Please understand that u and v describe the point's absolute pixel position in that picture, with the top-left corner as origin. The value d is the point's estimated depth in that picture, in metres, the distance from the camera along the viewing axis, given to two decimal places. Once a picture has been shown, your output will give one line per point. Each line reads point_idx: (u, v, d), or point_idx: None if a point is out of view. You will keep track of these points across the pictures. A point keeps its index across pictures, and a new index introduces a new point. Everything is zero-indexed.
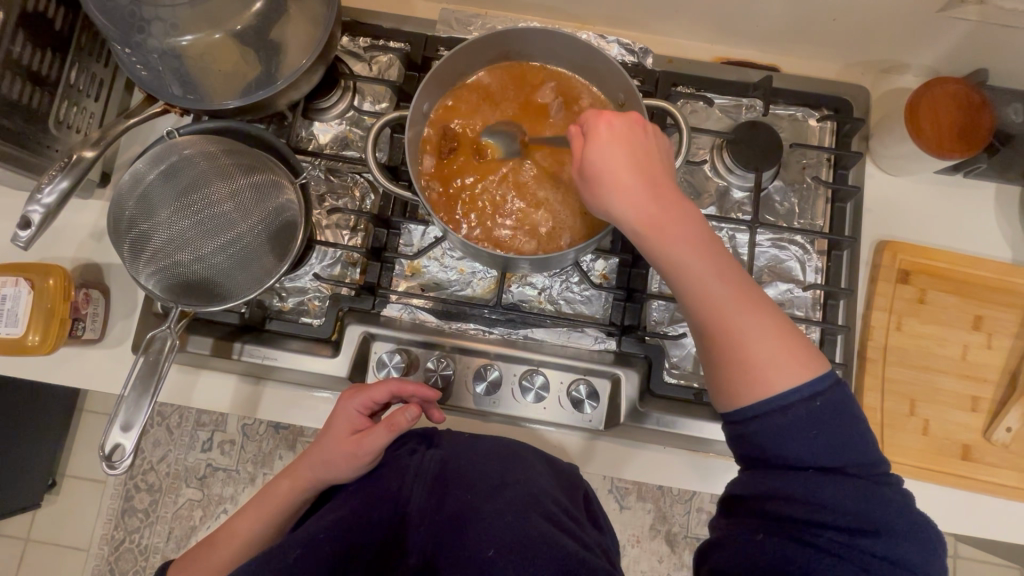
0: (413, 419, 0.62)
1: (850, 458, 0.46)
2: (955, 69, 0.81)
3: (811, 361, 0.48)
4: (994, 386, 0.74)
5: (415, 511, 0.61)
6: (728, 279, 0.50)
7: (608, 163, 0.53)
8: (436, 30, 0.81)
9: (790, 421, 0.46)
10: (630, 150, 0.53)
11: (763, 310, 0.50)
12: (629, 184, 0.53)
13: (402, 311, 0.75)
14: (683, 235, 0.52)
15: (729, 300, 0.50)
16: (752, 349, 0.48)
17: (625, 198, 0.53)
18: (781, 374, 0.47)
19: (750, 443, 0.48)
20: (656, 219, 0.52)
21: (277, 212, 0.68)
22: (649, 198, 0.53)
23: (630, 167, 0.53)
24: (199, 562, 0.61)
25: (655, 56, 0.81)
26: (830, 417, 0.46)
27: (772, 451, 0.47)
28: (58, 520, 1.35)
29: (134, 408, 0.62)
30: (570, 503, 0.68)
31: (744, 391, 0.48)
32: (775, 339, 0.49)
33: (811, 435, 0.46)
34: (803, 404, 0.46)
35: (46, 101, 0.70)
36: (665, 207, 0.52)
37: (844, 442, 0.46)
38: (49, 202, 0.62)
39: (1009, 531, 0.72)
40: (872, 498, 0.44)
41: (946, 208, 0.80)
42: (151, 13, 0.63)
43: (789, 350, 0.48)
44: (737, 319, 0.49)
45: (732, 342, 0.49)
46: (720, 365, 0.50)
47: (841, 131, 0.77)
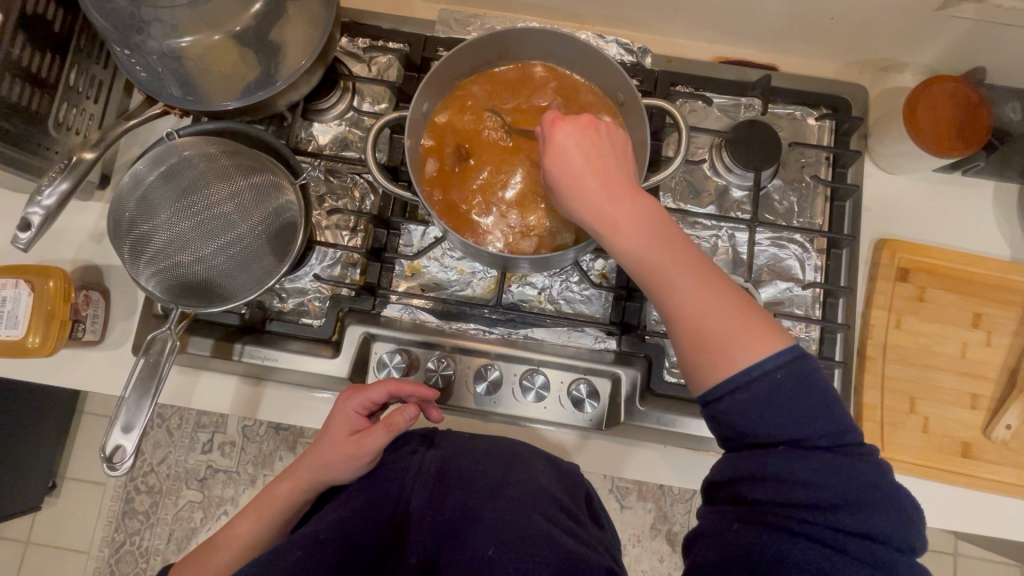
0: (411, 419, 0.63)
1: (819, 429, 0.45)
2: (953, 68, 0.81)
3: (772, 336, 0.47)
4: (994, 384, 0.74)
5: (416, 510, 0.61)
6: (686, 265, 0.51)
7: (564, 165, 0.55)
8: (434, 30, 0.81)
9: (756, 396, 0.46)
10: (584, 151, 0.55)
11: (721, 291, 0.50)
12: (584, 183, 0.54)
13: (403, 312, 0.75)
14: (636, 228, 0.53)
15: (687, 285, 0.50)
16: (713, 331, 0.48)
17: (580, 198, 0.54)
18: (741, 353, 0.47)
19: (723, 422, 0.47)
20: (610, 216, 0.53)
21: (277, 213, 0.68)
22: (604, 195, 0.54)
23: (585, 167, 0.54)
24: (199, 565, 0.61)
25: (654, 56, 0.81)
26: (796, 389, 0.45)
27: (742, 429, 0.46)
28: (57, 522, 1.35)
29: (135, 410, 0.62)
30: (571, 502, 0.68)
31: (709, 374, 0.48)
32: (734, 319, 0.48)
33: (778, 409, 0.45)
34: (764, 377, 0.46)
35: (45, 103, 0.70)
36: (620, 203, 0.53)
37: (811, 413, 0.45)
38: (49, 204, 0.62)
39: (1009, 527, 0.72)
40: (842, 472, 0.44)
41: (945, 206, 0.80)
42: (151, 15, 0.63)
43: (750, 328, 0.48)
44: (696, 305, 0.50)
45: (694, 328, 0.49)
46: (687, 352, 0.50)
47: (840, 130, 0.77)
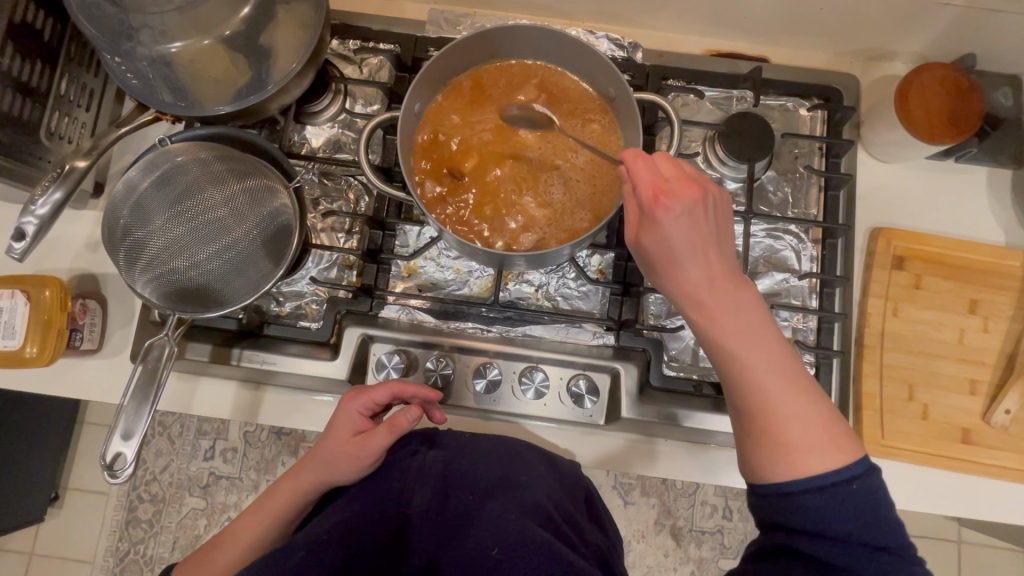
0: (415, 420, 0.61)
1: (878, 537, 0.45)
2: (943, 55, 0.81)
3: (847, 445, 0.48)
4: (992, 370, 0.74)
5: (418, 512, 0.61)
6: (774, 362, 0.51)
7: (675, 238, 0.51)
8: (424, 30, 0.81)
9: (827, 501, 0.46)
10: (695, 228, 0.52)
11: (804, 394, 0.50)
12: (687, 263, 0.52)
13: (400, 313, 0.75)
14: (729, 317, 0.52)
15: (773, 384, 0.50)
16: (794, 432, 0.48)
17: (680, 276, 0.53)
18: (819, 459, 0.47)
19: (782, 512, 0.47)
20: (706, 300, 0.52)
21: (271, 217, 0.68)
22: (704, 279, 0.52)
23: (692, 248, 0.52)
24: (202, 566, 0.61)
25: (645, 50, 0.81)
26: (866, 502, 0.46)
27: (806, 522, 0.46)
28: (60, 534, 1.35)
29: (134, 417, 0.62)
30: (570, 505, 0.68)
31: (781, 471, 0.48)
32: (814, 426, 0.49)
33: (845, 514, 0.46)
34: (839, 484, 0.46)
35: (36, 113, 0.70)
36: (718, 290, 0.52)
37: (876, 521, 0.45)
38: (42, 213, 0.62)
39: (1010, 513, 0.73)
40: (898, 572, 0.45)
41: (938, 193, 0.80)
42: (139, 21, 0.63)
43: (826, 433, 0.48)
44: (780, 403, 0.49)
45: (774, 424, 0.49)
46: (756, 441, 0.50)
47: (832, 119, 0.77)
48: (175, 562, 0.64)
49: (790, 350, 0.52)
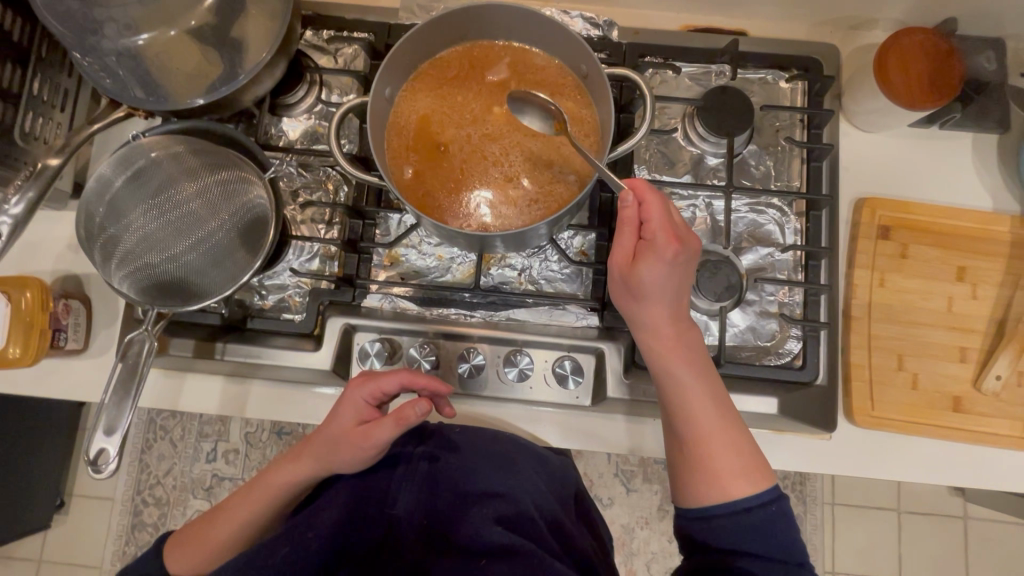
0: (423, 413, 0.60)
1: (789, 550, 0.51)
2: (923, 20, 0.80)
3: (764, 476, 0.54)
4: (982, 336, 0.73)
5: (403, 513, 0.62)
6: (713, 398, 0.57)
7: (659, 284, 0.56)
8: (398, 17, 0.80)
9: (748, 523, 0.52)
10: (675, 276, 0.57)
11: (736, 429, 0.57)
12: (660, 306, 0.58)
13: (383, 301, 0.75)
14: (685, 357, 0.58)
15: (711, 418, 0.56)
16: (723, 461, 0.54)
17: (653, 314, 0.58)
18: (741, 486, 0.53)
19: (706, 528, 0.53)
20: (670, 339, 0.58)
21: (247, 209, 0.68)
22: (672, 322, 0.58)
23: (671, 296, 0.57)
24: (194, 542, 0.62)
25: (621, 28, 0.80)
26: (777, 525, 0.52)
27: (725, 539, 0.52)
28: (68, 540, 1.35)
29: (116, 412, 0.62)
30: (558, 509, 0.70)
31: (706, 496, 0.54)
32: (744, 459, 0.55)
33: (760, 534, 0.51)
34: (760, 508, 0.52)
35: (10, 114, 0.70)
36: (678, 333, 0.59)
37: (785, 541, 0.51)
38: (16, 212, 0.62)
39: (1001, 479, 0.72)
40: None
41: (924, 161, 0.79)
42: (102, 15, 0.65)
43: (752, 465, 0.55)
44: (717, 437, 0.56)
45: (709, 452, 0.55)
46: (693, 467, 0.55)
47: (812, 89, 0.76)
48: (173, 531, 0.65)
49: (725, 390, 0.59)
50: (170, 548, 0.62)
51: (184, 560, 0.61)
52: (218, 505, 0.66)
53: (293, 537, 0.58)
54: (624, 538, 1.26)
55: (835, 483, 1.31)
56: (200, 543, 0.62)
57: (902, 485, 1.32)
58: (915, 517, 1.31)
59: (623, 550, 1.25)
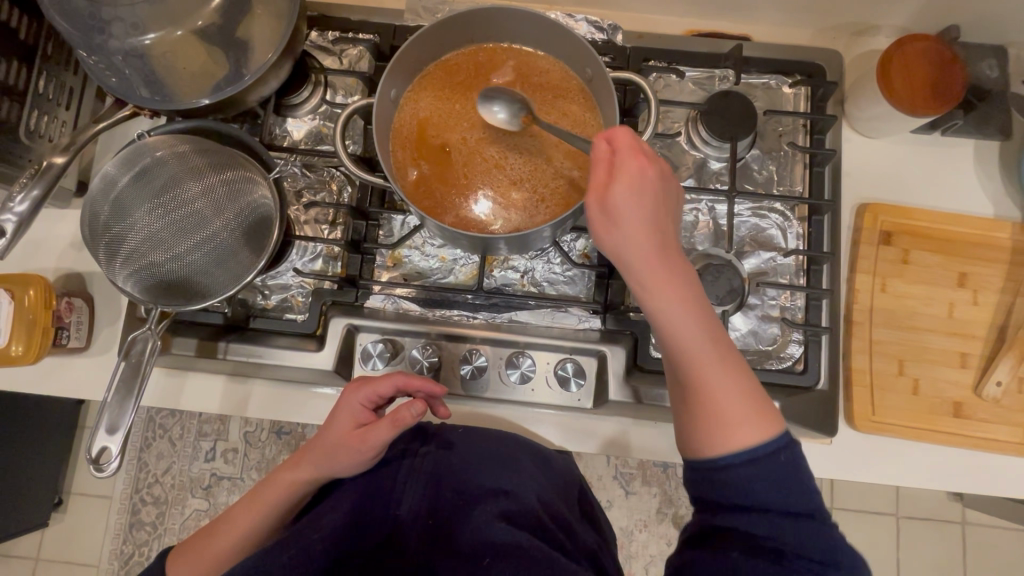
0: (418, 414, 0.60)
1: (805, 503, 0.46)
2: (925, 27, 0.81)
3: (776, 418, 0.49)
4: (983, 342, 0.74)
5: (408, 512, 0.62)
6: (713, 337, 0.50)
7: (627, 213, 0.50)
8: (403, 19, 0.80)
9: (754, 476, 0.46)
10: (648, 201, 0.51)
11: (740, 369, 0.50)
12: (638, 237, 0.50)
13: (386, 302, 0.75)
14: (675, 292, 0.50)
15: (711, 359, 0.49)
16: (729, 407, 0.48)
17: (634, 248, 0.50)
18: (753, 433, 0.47)
19: (717, 487, 0.48)
20: (658, 274, 0.50)
21: (251, 208, 0.68)
22: (658, 253, 0.50)
23: (645, 224, 0.50)
24: (198, 553, 0.62)
25: (625, 32, 0.80)
26: (792, 474, 0.46)
27: (737, 497, 0.47)
28: (65, 538, 1.35)
29: (118, 412, 0.62)
30: (560, 504, 0.69)
31: (718, 448, 0.48)
32: (749, 403, 0.48)
33: (774, 486, 0.46)
34: (766, 460, 0.46)
35: (15, 112, 0.70)
36: (668, 266, 0.51)
37: (801, 491, 0.46)
38: (21, 210, 0.62)
39: (1002, 484, 0.73)
40: (831, 538, 0.45)
41: (926, 167, 0.80)
42: (109, 14, 0.64)
43: (756, 412, 0.48)
44: (715, 384, 0.49)
45: (713, 399, 0.49)
46: (693, 417, 0.50)
47: (816, 95, 0.77)
48: (175, 545, 0.65)
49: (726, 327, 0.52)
50: (172, 560, 0.62)
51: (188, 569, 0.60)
52: (220, 515, 0.66)
53: (298, 540, 0.57)
54: (623, 540, 1.26)
55: (833, 487, 1.31)
56: (202, 554, 0.62)
57: (901, 490, 1.32)
58: (914, 522, 1.31)
59: (621, 552, 1.25)
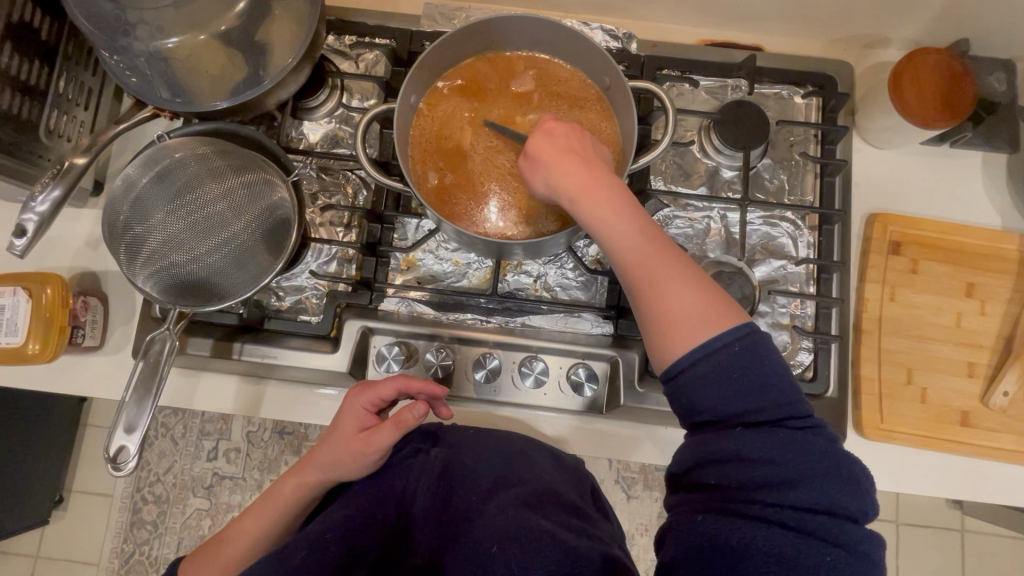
0: (421, 416, 0.62)
1: (769, 398, 0.47)
2: (935, 41, 0.82)
3: (730, 314, 0.50)
4: (990, 352, 0.75)
5: (420, 510, 0.64)
6: (652, 245, 0.53)
7: (547, 147, 0.57)
8: (420, 24, 0.81)
9: (711, 369, 0.47)
10: (568, 137, 0.58)
11: (688, 271, 0.52)
12: (566, 160, 0.55)
13: (400, 305, 0.76)
14: (607, 201, 0.54)
15: (653, 262, 0.52)
16: (676, 304, 0.50)
17: (563, 171, 0.55)
18: (704, 326, 0.49)
19: (684, 400, 0.48)
20: (589, 189, 0.54)
21: (269, 211, 0.69)
22: (585, 168, 0.55)
23: (569, 152, 0.56)
24: (209, 559, 0.62)
25: (639, 41, 0.81)
26: (747, 361, 0.47)
27: (701, 407, 0.47)
28: (65, 536, 1.35)
29: (136, 411, 0.63)
30: (577, 498, 0.69)
31: (673, 347, 0.49)
32: (699, 300, 0.50)
33: (729, 383, 0.47)
34: (721, 349, 0.47)
35: (35, 111, 0.70)
36: (600, 181, 0.55)
37: (760, 383, 0.47)
38: (42, 210, 0.63)
39: (1009, 493, 0.73)
40: (800, 451, 0.45)
41: (935, 179, 0.81)
42: (135, 17, 0.66)
43: (709, 304, 0.50)
44: (662, 283, 0.51)
45: (661, 300, 0.51)
46: (650, 322, 0.51)
47: (826, 106, 0.77)
48: (183, 556, 0.64)
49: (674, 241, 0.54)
50: (186, 565, 0.62)
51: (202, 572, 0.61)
52: (229, 523, 0.66)
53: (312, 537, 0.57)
54: None
55: None
56: (213, 561, 0.62)
57: (900, 497, 1.33)
58: (914, 529, 1.32)
59: None
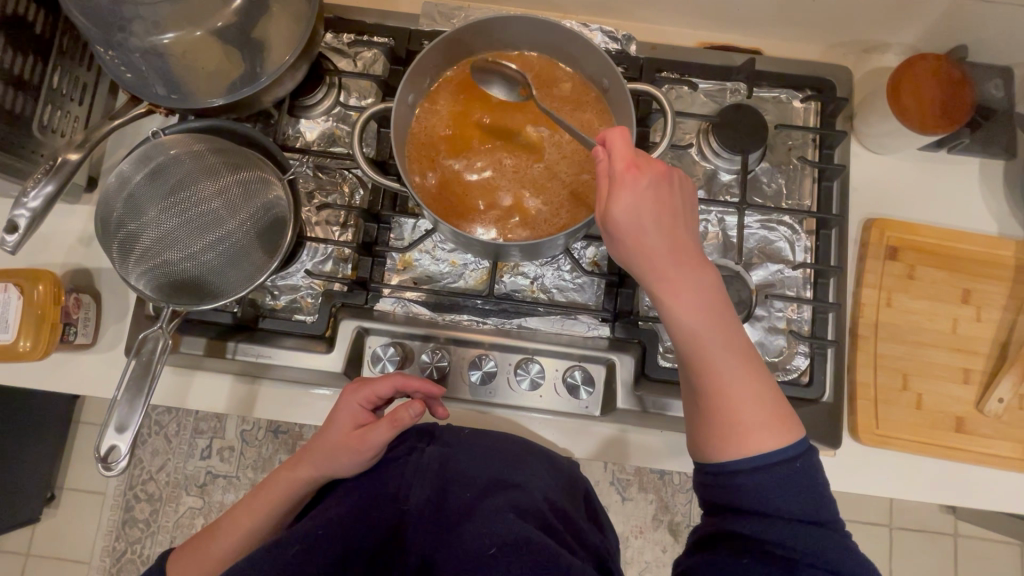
0: (417, 415, 0.62)
1: (819, 514, 0.47)
2: (934, 46, 0.82)
3: (793, 427, 0.50)
4: (986, 358, 0.75)
5: (415, 507, 0.63)
6: (727, 343, 0.51)
7: (634, 222, 0.51)
8: (419, 23, 0.81)
9: (771, 481, 0.48)
10: (655, 204, 0.52)
11: (757, 376, 0.51)
12: (650, 244, 0.52)
13: (396, 306, 0.75)
14: (691, 294, 0.52)
15: (725, 365, 0.51)
16: (742, 414, 0.50)
17: (649, 257, 0.52)
18: (767, 440, 0.49)
19: (728, 492, 0.49)
20: (674, 279, 0.52)
21: (265, 209, 0.68)
22: (668, 254, 0.52)
23: (655, 230, 0.52)
24: (198, 555, 0.62)
25: (639, 43, 0.81)
26: (804, 483, 0.48)
27: (746, 503, 0.48)
28: (57, 534, 1.34)
29: (127, 411, 0.62)
30: (566, 503, 0.69)
31: (728, 452, 0.49)
32: (766, 411, 0.50)
33: (787, 494, 0.47)
34: (785, 466, 0.48)
35: (29, 106, 0.70)
36: (682, 269, 0.52)
37: (812, 501, 0.47)
38: (34, 206, 0.62)
39: (1004, 500, 0.73)
40: (843, 550, 0.46)
41: (933, 184, 0.81)
42: (130, 12, 0.65)
43: (775, 415, 0.50)
44: (736, 385, 0.50)
45: (729, 405, 0.50)
46: (709, 419, 0.51)
47: (825, 111, 0.77)
48: (172, 548, 0.64)
49: (745, 334, 0.53)
50: (172, 562, 0.62)
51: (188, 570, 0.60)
52: (220, 516, 0.66)
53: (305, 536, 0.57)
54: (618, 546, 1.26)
55: None
56: (204, 555, 0.61)
57: (895, 501, 1.33)
58: (906, 533, 1.32)
59: None
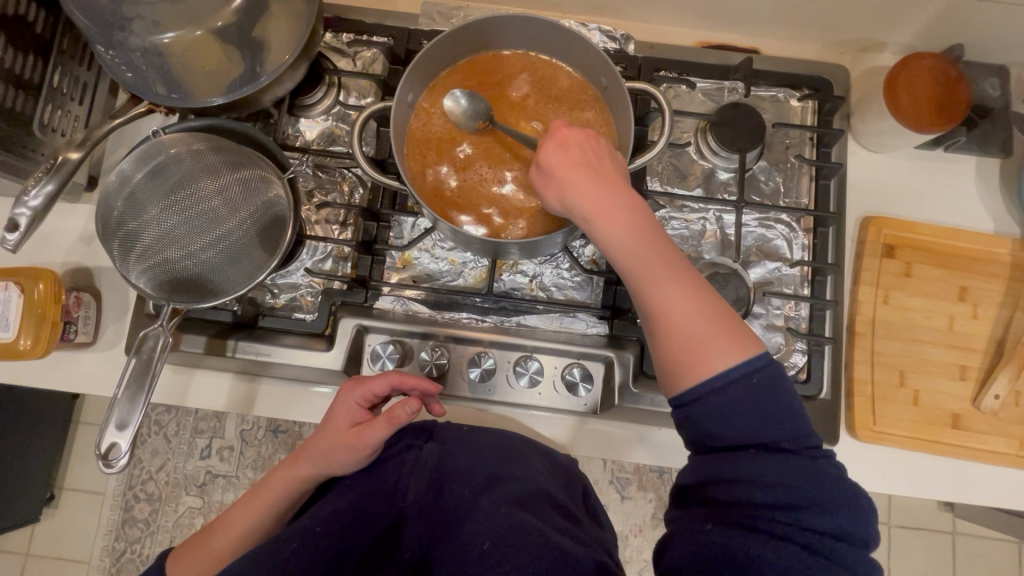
0: (412, 413, 0.61)
1: (784, 431, 0.47)
2: (931, 45, 0.82)
3: (747, 342, 0.50)
4: (983, 355, 0.75)
5: (411, 504, 0.64)
6: (667, 268, 0.52)
7: (560, 162, 0.55)
8: (418, 23, 0.81)
9: (729, 399, 0.47)
10: (581, 144, 0.56)
11: (705, 296, 0.52)
12: (580, 177, 0.54)
13: (394, 304, 0.75)
14: (623, 223, 0.53)
15: (667, 287, 0.51)
16: (692, 334, 0.50)
17: (581, 189, 0.54)
18: (719, 354, 0.49)
19: (694, 424, 0.49)
20: (605, 210, 0.54)
21: (264, 208, 0.69)
22: (598, 186, 0.54)
23: (584, 167, 0.55)
24: (198, 552, 0.62)
25: (638, 42, 0.81)
26: (764, 394, 0.47)
27: (710, 432, 0.48)
28: (56, 534, 1.34)
29: (128, 408, 0.62)
30: (566, 499, 0.69)
31: (686, 376, 0.49)
32: (716, 327, 0.50)
33: (748, 413, 0.47)
34: (740, 380, 0.47)
35: (30, 105, 0.70)
36: (615, 199, 0.54)
37: (775, 416, 0.47)
38: (35, 204, 0.62)
39: (1000, 495, 0.74)
40: (812, 478, 0.46)
41: (930, 183, 0.81)
42: (130, 11, 0.65)
43: (727, 331, 0.50)
44: (682, 307, 0.51)
45: (678, 326, 0.50)
46: (665, 347, 0.51)
47: (822, 109, 0.78)
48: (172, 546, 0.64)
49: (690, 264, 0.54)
50: (172, 560, 0.62)
51: (188, 568, 0.60)
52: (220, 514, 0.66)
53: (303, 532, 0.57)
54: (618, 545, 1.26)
55: None
56: (204, 552, 0.62)
57: (893, 499, 1.34)
58: (905, 531, 1.33)
59: None
